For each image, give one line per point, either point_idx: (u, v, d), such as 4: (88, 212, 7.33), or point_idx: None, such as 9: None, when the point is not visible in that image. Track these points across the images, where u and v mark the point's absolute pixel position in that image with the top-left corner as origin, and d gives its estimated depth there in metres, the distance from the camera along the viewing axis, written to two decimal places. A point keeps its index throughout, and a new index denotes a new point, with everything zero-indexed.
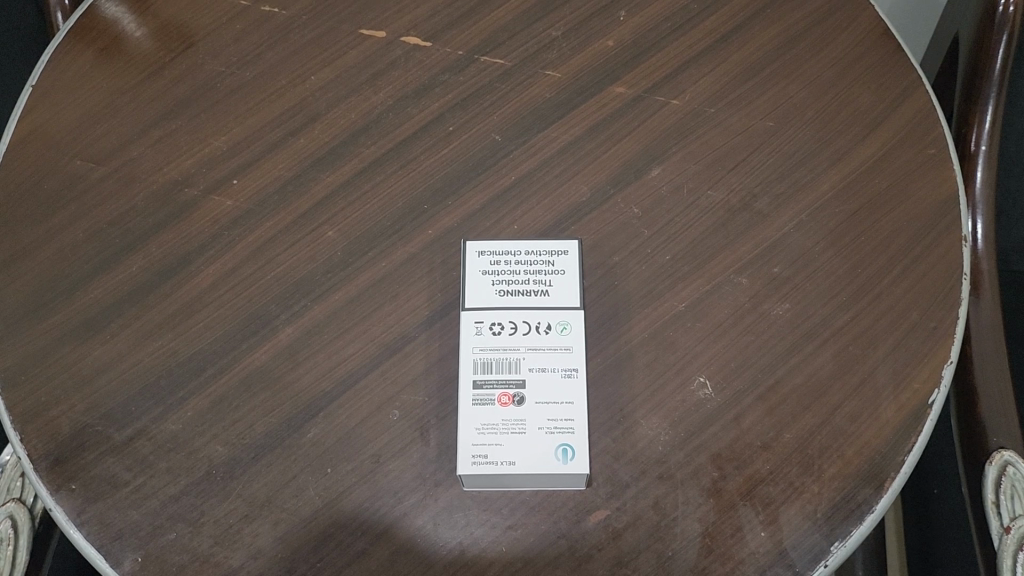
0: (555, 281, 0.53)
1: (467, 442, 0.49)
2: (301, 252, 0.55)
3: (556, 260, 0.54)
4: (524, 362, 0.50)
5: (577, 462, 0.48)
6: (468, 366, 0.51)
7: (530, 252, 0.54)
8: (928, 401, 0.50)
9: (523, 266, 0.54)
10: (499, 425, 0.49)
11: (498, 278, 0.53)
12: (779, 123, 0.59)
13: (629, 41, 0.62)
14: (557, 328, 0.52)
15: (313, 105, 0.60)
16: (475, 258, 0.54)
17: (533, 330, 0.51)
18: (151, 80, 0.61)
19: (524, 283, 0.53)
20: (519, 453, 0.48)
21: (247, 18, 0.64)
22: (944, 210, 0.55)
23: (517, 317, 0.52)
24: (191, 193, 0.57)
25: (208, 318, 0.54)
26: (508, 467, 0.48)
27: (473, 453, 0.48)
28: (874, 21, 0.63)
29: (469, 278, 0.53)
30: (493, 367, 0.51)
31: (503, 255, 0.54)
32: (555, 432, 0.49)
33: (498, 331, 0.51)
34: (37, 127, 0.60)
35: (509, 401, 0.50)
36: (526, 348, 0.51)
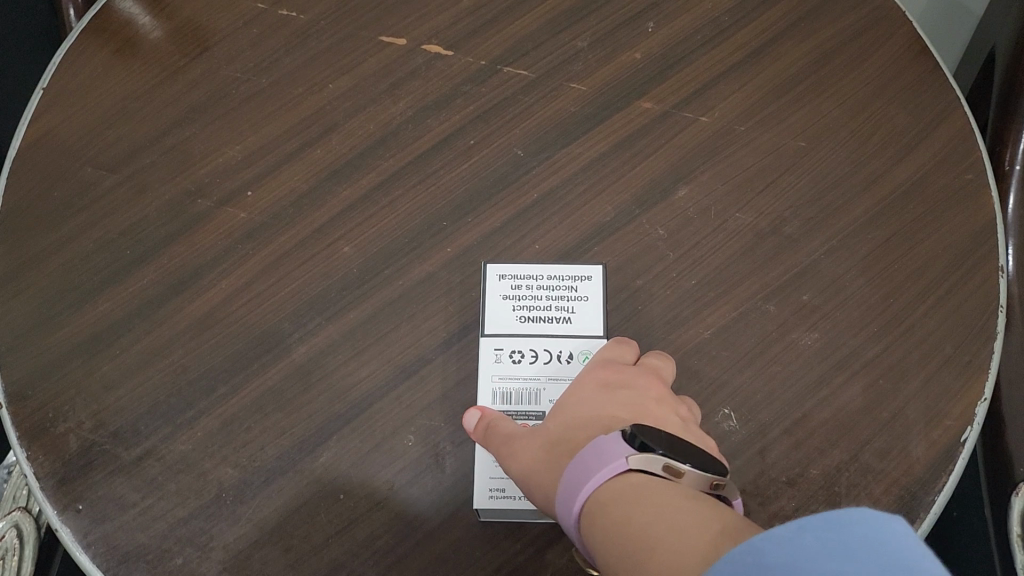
0: (577, 308, 0.53)
1: (485, 477, 0.48)
2: (316, 268, 0.54)
3: (579, 286, 0.53)
4: (544, 393, 0.51)
5: None
6: (486, 396, 0.51)
7: (553, 276, 0.53)
8: (960, 439, 0.48)
9: (545, 292, 0.53)
10: None
11: (518, 303, 0.53)
12: (811, 144, 0.57)
13: (657, 53, 0.60)
14: (579, 357, 0.52)
15: (331, 115, 0.59)
16: (495, 282, 0.53)
17: (555, 359, 0.52)
18: (165, 85, 0.60)
19: (546, 310, 0.53)
20: None
21: (265, 21, 0.62)
22: (980, 238, 0.54)
23: (538, 346, 0.52)
24: (204, 204, 0.56)
25: (221, 335, 0.52)
26: (528, 502, 0.49)
27: (491, 487, 0.48)
28: (911, 37, 0.60)
29: (490, 303, 0.53)
30: (513, 397, 0.51)
31: (524, 279, 0.53)
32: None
33: (518, 359, 0.52)
34: (47, 131, 0.59)
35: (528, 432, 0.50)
36: (547, 379, 0.51)
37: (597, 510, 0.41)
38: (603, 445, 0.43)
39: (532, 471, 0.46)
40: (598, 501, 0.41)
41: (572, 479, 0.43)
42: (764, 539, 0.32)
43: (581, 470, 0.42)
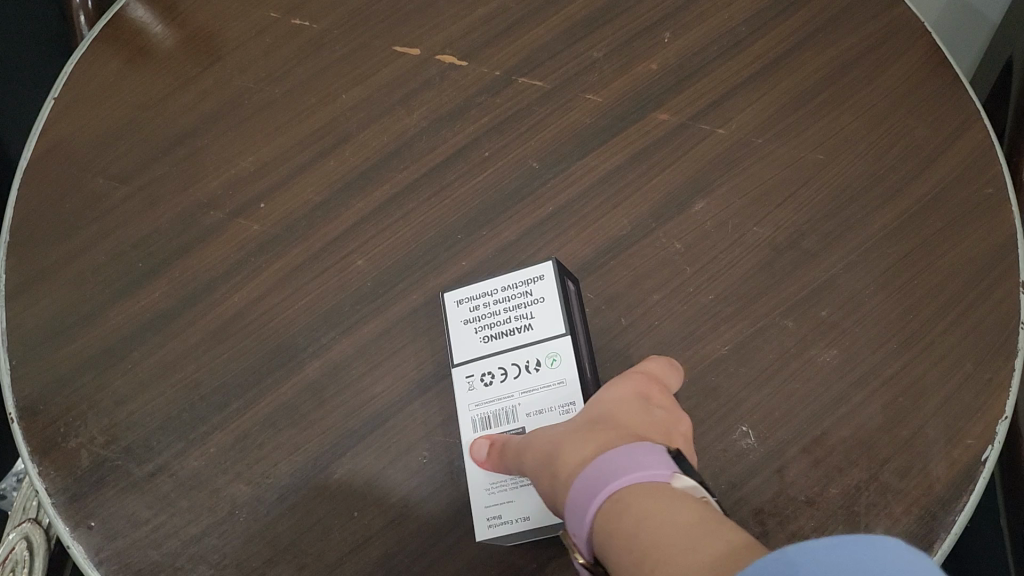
0: (536, 311, 0.49)
1: (480, 505, 0.47)
2: (330, 281, 0.53)
3: (533, 288, 0.49)
4: (521, 409, 0.48)
5: None
6: (467, 426, 0.48)
7: (506, 286, 0.49)
8: (980, 458, 0.47)
9: (503, 305, 0.49)
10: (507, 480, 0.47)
11: (479, 324, 0.50)
12: (829, 157, 0.56)
13: (673, 63, 0.59)
14: (547, 361, 0.48)
15: (344, 126, 0.58)
16: (454, 310, 0.50)
17: (523, 371, 0.48)
18: (177, 96, 0.60)
19: (506, 322, 0.49)
20: (533, 506, 0.46)
21: (277, 30, 0.62)
22: (1001, 253, 0.53)
23: (505, 361, 0.48)
24: (216, 216, 0.56)
25: (233, 350, 0.52)
26: (526, 523, 0.46)
27: (487, 516, 0.46)
28: (931, 47, 0.60)
29: (452, 332, 0.50)
30: (493, 421, 0.48)
31: (480, 297, 0.50)
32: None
33: (489, 381, 0.48)
34: (57, 142, 0.59)
35: None
36: (520, 393, 0.48)
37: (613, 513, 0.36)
38: (634, 450, 0.38)
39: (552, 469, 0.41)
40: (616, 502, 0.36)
41: (594, 478, 0.38)
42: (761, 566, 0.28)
43: (606, 469, 0.37)
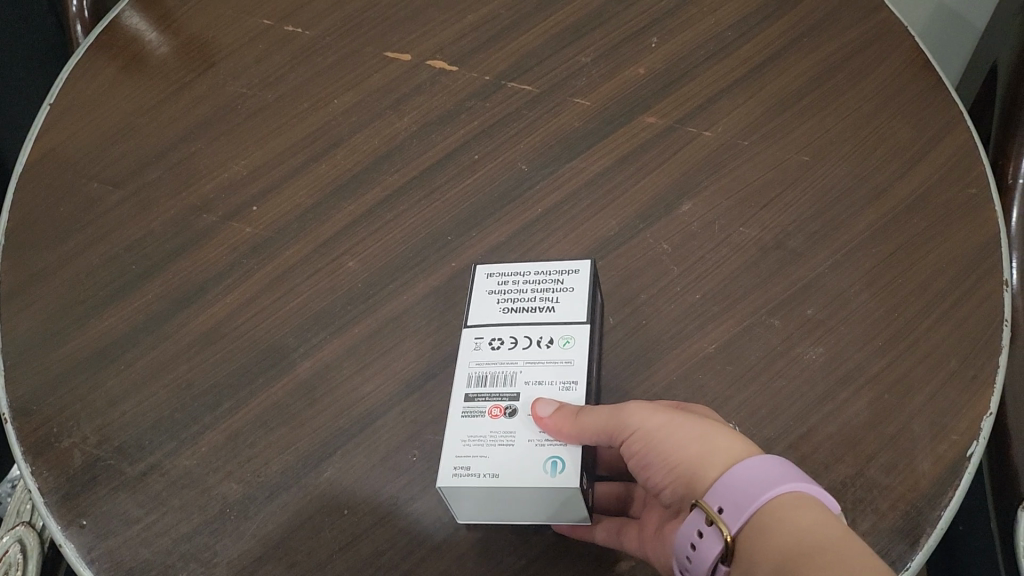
0: (562, 299, 0.46)
1: (450, 453, 0.42)
2: (321, 282, 0.54)
3: (566, 279, 0.47)
4: (521, 376, 0.44)
5: (568, 476, 0.40)
6: (461, 380, 0.44)
7: (540, 271, 0.48)
8: (966, 453, 0.47)
9: (531, 285, 0.47)
10: (486, 437, 0.42)
11: (503, 297, 0.47)
12: (814, 159, 0.57)
13: (659, 69, 0.61)
14: (560, 343, 0.45)
15: (336, 130, 0.59)
16: (481, 278, 0.48)
17: (532, 345, 0.45)
18: (171, 101, 0.61)
19: (528, 300, 0.47)
20: (506, 465, 0.41)
21: (271, 38, 0.64)
22: (984, 254, 0.53)
23: (518, 332, 0.45)
24: (210, 219, 0.56)
25: (225, 350, 0.52)
26: (491, 479, 0.41)
27: (454, 465, 0.42)
28: (913, 52, 0.61)
29: (473, 299, 0.48)
30: (488, 380, 0.44)
31: (511, 275, 0.48)
32: (547, 443, 0.42)
33: (496, 346, 0.45)
34: (54, 146, 0.60)
35: (500, 413, 0.43)
36: (524, 361, 0.44)
37: (769, 520, 0.37)
38: (788, 463, 0.39)
39: (676, 458, 0.41)
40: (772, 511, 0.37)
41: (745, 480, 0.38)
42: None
43: (756, 474, 0.38)
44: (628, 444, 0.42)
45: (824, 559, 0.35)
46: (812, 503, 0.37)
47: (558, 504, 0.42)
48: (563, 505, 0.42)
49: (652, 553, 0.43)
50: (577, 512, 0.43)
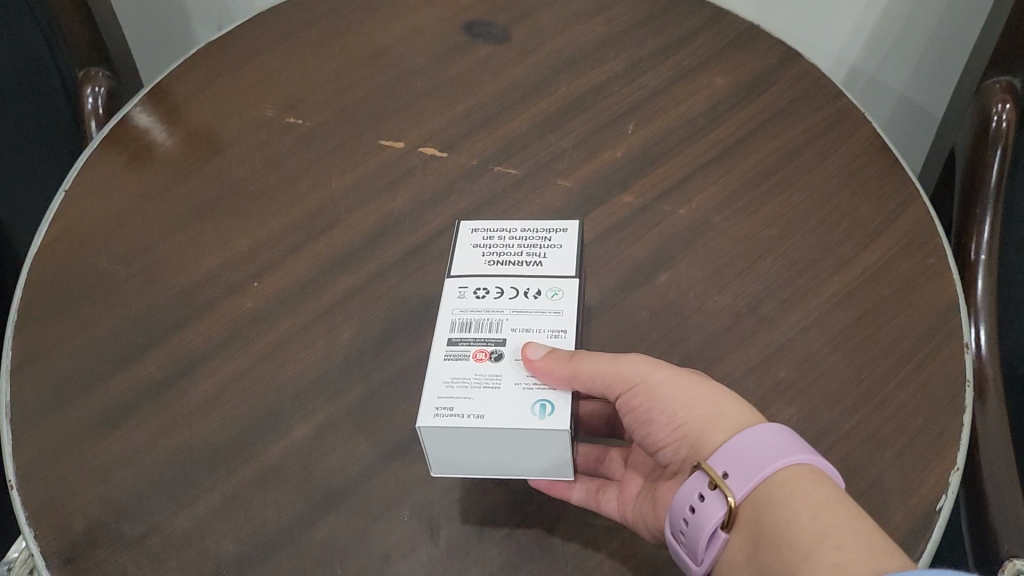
0: (547, 256, 0.51)
1: (433, 395, 0.45)
2: (317, 351, 0.56)
3: (552, 238, 0.52)
4: (506, 323, 0.48)
5: (554, 418, 0.44)
6: (446, 325, 0.48)
7: (526, 231, 0.52)
8: (935, 506, 0.48)
9: (517, 242, 0.51)
10: (470, 379, 0.46)
11: (488, 252, 0.51)
12: (781, 232, 0.61)
13: (636, 152, 0.65)
14: (548, 294, 0.49)
15: (333, 210, 0.63)
16: (467, 234, 0.52)
17: (521, 294, 0.49)
18: (179, 186, 0.66)
19: (515, 254, 0.51)
20: (490, 407, 0.44)
21: (274, 127, 0.69)
22: (944, 318, 0.56)
23: (504, 283, 0.49)
24: (213, 293, 0.59)
25: (224, 416, 0.54)
26: (476, 419, 0.44)
27: (437, 406, 0.45)
28: (870, 136, 0.66)
29: (460, 253, 0.52)
30: (473, 326, 0.48)
31: (497, 233, 0.52)
32: (534, 387, 0.45)
33: (481, 295, 0.49)
34: (67, 228, 0.63)
35: (485, 357, 0.47)
36: (510, 310, 0.48)
37: (766, 498, 0.43)
38: (781, 428, 0.45)
39: (680, 416, 0.46)
40: (775, 479, 0.43)
41: (747, 448, 0.44)
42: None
43: (762, 444, 0.44)
44: (629, 398, 0.47)
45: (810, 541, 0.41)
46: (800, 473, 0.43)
47: (541, 453, 0.46)
48: (544, 450, 0.46)
49: (634, 519, 0.48)
50: (549, 460, 0.47)
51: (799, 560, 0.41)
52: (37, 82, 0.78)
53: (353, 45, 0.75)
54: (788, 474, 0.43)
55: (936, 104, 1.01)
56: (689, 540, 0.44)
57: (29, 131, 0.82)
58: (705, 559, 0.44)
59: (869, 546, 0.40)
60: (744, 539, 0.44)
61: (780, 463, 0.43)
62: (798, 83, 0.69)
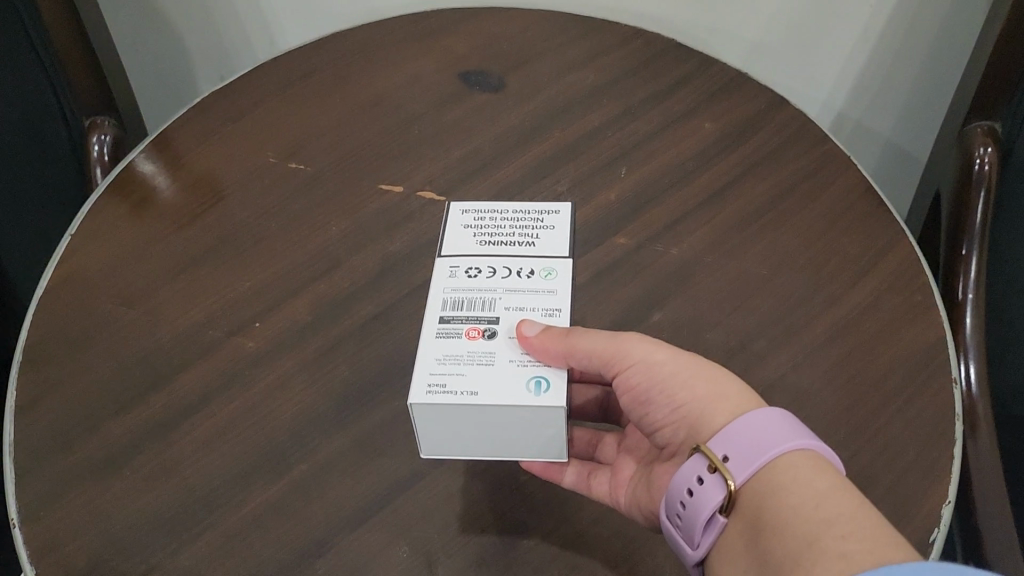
0: (538, 240, 0.55)
1: (425, 372, 0.48)
2: (317, 390, 0.57)
3: (543, 224, 0.57)
4: (499, 302, 0.51)
5: (549, 394, 0.46)
6: (439, 304, 0.51)
7: (518, 220, 0.57)
8: (928, 539, 0.49)
9: (509, 228, 0.56)
10: (463, 356, 0.48)
11: (481, 238, 0.56)
12: (772, 271, 0.62)
13: (628, 194, 0.67)
14: (541, 274, 0.52)
15: (334, 253, 0.65)
16: (460, 222, 0.57)
17: (515, 274, 0.52)
18: (183, 230, 0.67)
19: (508, 236, 0.55)
20: (483, 384, 0.47)
21: (276, 173, 0.71)
22: (932, 354, 0.57)
23: (496, 264, 0.53)
24: (215, 334, 0.60)
25: (226, 454, 0.54)
26: (469, 394, 0.46)
27: (429, 383, 0.47)
28: (855, 179, 0.68)
29: (454, 238, 0.56)
30: (466, 305, 0.51)
31: (489, 221, 0.57)
32: (528, 363, 0.48)
33: (474, 276, 0.53)
34: (72, 272, 0.64)
35: (477, 334, 0.49)
36: (502, 290, 0.51)
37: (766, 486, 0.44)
38: (786, 413, 0.46)
39: (680, 395, 0.49)
40: (778, 465, 0.44)
41: (749, 433, 0.45)
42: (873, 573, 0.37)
43: (764, 430, 0.45)
44: (627, 376, 0.50)
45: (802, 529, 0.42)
46: (801, 463, 0.44)
47: (537, 430, 0.48)
48: (538, 426, 0.48)
49: (625, 504, 0.52)
50: (540, 437, 0.49)
51: (805, 547, 0.41)
52: (42, 137, 0.79)
53: (353, 94, 0.77)
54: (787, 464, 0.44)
55: (922, 147, 1.04)
56: (686, 522, 0.46)
57: (33, 188, 0.83)
58: (702, 542, 0.46)
59: (878, 535, 0.40)
60: (745, 525, 0.44)
61: (782, 448, 0.44)
62: (785, 128, 0.71)
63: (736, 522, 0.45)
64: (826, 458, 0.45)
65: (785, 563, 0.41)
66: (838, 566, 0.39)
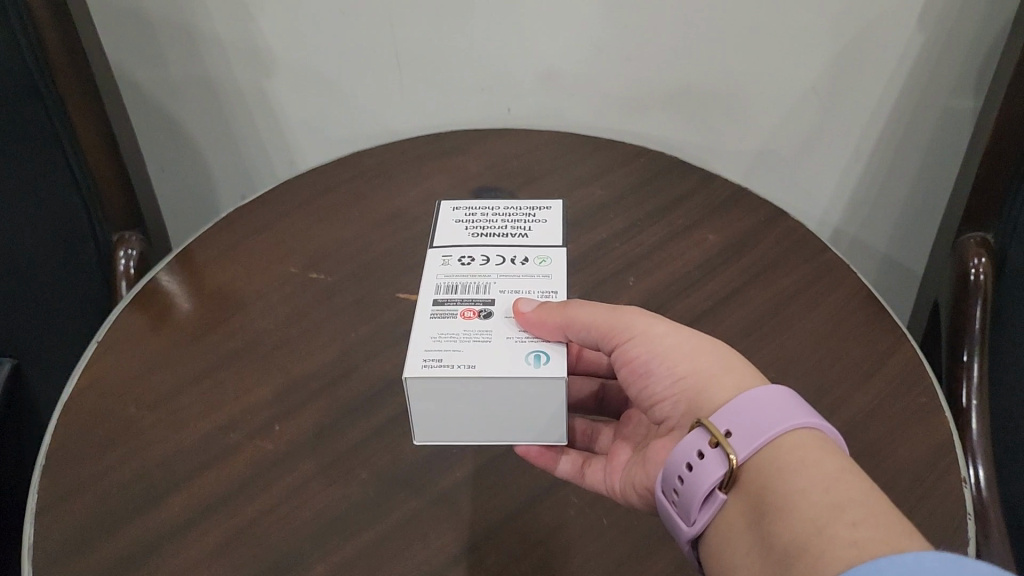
0: (530, 233, 0.58)
1: (421, 349, 0.49)
2: (335, 492, 0.58)
3: (536, 221, 0.60)
4: (494, 285, 0.53)
5: (548, 367, 0.48)
6: (434, 288, 0.53)
7: (509, 217, 0.60)
8: None
9: (501, 224, 0.59)
10: (459, 334, 0.50)
11: (472, 232, 0.58)
12: (780, 374, 0.63)
13: (638, 301, 0.69)
14: (535, 263, 0.55)
15: (352, 358, 0.67)
16: (451, 219, 0.60)
17: (510, 260, 0.55)
18: (205, 337, 0.69)
19: (501, 228, 0.58)
20: (481, 358, 0.48)
21: (296, 282, 0.74)
22: (942, 452, 0.58)
23: (489, 254, 0.56)
24: (235, 437, 0.61)
25: (244, 556, 0.54)
26: (468, 367, 0.48)
27: (427, 358, 0.48)
28: (855, 287, 0.70)
29: (446, 233, 0.59)
30: (460, 289, 0.53)
31: (482, 217, 0.60)
32: (526, 340, 0.50)
33: (467, 265, 0.55)
34: (95, 379, 0.66)
35: (473, 314, 0.51)
36: (497, 276, 0.54)
37: (773, 472, 0.45)
38: (786, 393, 0.48)
39: (681, 367, 0.52)
40: (783, 444, 0.46)
41: (754, 411, 0.47)
42: (887, 561, 0.37)
43: (768, 406, 0.47)
44: (629, 350, 0.53)
45: (810, 515, 0.42)
46: (804, 445, 0.45)
47: (535, 407, 0.50)
48: (535, 401, 0.49)
49: (617, 492, 0.56)
50: (538, 415, 0.50)
51: (815, 532, 0.42)
52: (70, 260, 0.82)
53: (371, 209, 0.81)
54: (792, 447, 0.45)
55: (917, 259, 1.08)
56: (683, 496, 0.47)
57: (54, 312, 0.84)
58: (699, 519, 0.47)
59: (889, 525, 0.41)
60: (751, 513, 0.45)
61: (787, 424, 0.46)
62: (785, 238, 0.75)
63: (741, 505, 0.46)
64: (826, 438, 0.46)
65: (794, 550, 0.42)
66: (849, 552, 0.40)
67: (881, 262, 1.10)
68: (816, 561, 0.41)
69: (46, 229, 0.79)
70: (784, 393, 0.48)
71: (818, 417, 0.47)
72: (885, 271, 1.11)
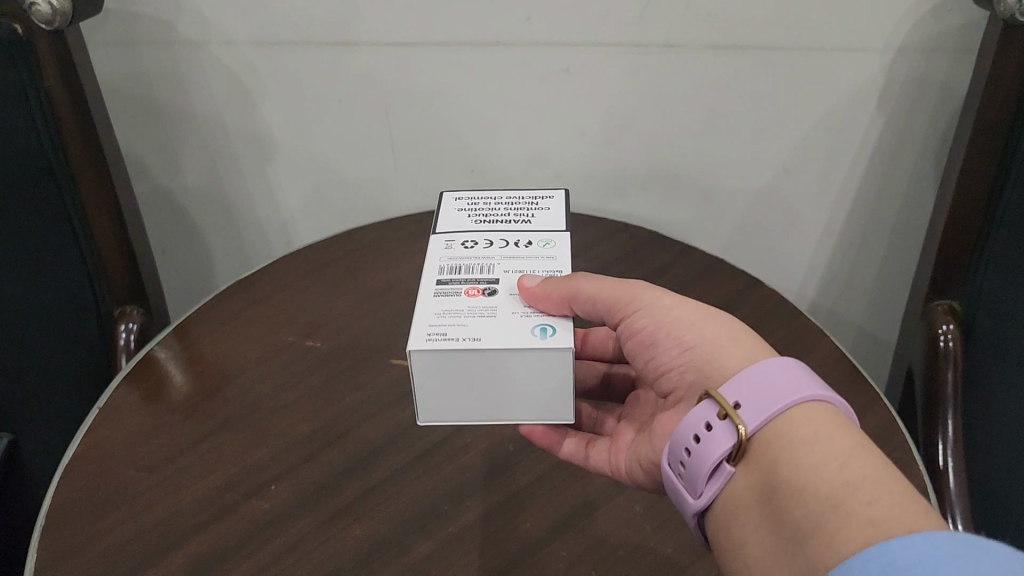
0: (531, 219, 0.64)
1: (427, 323, 0.54)
2: (331, 547, 0.59)
3: (535, 209, 0.66)
4: (497, 266, 0.59)
5: (551, 338, 0.53)
6: (439, 269, 0.59)
7: (511, 206, 0.66)
8: None
9: (502, 211, 0.65)
10: (464, 310, 0.55)
11: (475, 218, 0.65)
12: None
13: None
14: (537, 246, 0.61)
15: (347, 421, 0.69)
16: (453, 207, 0.66)
17: (513, 244, 0.61)
18: (205, 403, 0.71)
19: (505, 215, 0.65)
20: (484, 331, 0.53)
21: (294, 349, 0.76)
22: None
23: (491, 238, 0.62)
24: (233, 497, 0.63)
25: None
26: (472, 338, 0.53)
27: (432, 332, 0.53)
28: (830, 348, 0.73)
29: (451, 218, 0.65)
30: (465, 270, 0.59)
31: (483, 206, 0.66)
32: (530, 314, 0.55)
33: (471, 248, 0.61)
34: (96, 443, 0.68)
35: (476, 293, 0.57)
36: (500, 258, 0.59)
37: (787, 452, 0.47)
38: (795, 366, 0.51)
39: (688, 338, 0.55)
40: (794, 420, 0.48)
41: (764, 385, 0.49)
42: (900, 544, 0.38)
43: (777, 380, 0.49)
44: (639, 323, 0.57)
45: (823, 491, 0.44)
46: (813, 420, 0.48)
47: (537, 381, 0.54)
48: (535, 376, 0.54)
49: (621, 470, 0.62)
50: (541, 389, 0.54)
51: (830, 508, 0.43)
52: (73, 335, 0.84)
53: (366, 281, 0.84)
54: (803, 424, 0.48)
55: (893, 331, 1.12)
56: (691, 468, 0.50)
57: (54, 389, 0.86)
58: (706, 491, 0.50)
59: (902, 504, 0.42)
60: (767, 493, 0.47)
61: (795, 398, 0.48)
62: (763, 304, 0.78)
63: (756, 487, 0.48)
64: (839, 416, 0.49)
65: (809, 527, 0.43)
66: (863, 530, 0.41)
67: (859, 334, 1.13)
68: (831, 538, 0.42)
69: (52, 303, 0.82)
70: (792, 364, 0.51)
71: (825, 391, 0.49)
72: (863, 343, 1.14)
